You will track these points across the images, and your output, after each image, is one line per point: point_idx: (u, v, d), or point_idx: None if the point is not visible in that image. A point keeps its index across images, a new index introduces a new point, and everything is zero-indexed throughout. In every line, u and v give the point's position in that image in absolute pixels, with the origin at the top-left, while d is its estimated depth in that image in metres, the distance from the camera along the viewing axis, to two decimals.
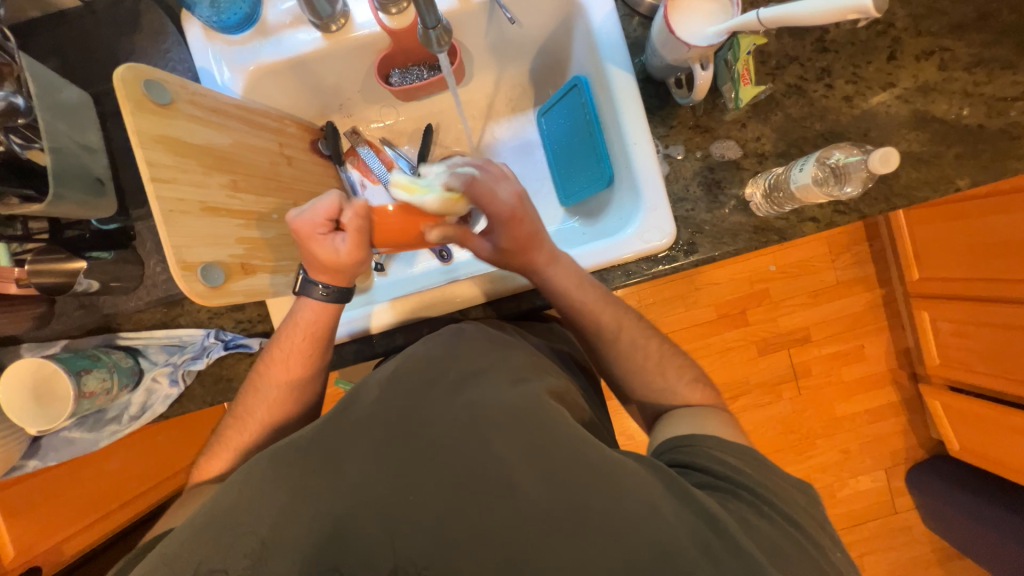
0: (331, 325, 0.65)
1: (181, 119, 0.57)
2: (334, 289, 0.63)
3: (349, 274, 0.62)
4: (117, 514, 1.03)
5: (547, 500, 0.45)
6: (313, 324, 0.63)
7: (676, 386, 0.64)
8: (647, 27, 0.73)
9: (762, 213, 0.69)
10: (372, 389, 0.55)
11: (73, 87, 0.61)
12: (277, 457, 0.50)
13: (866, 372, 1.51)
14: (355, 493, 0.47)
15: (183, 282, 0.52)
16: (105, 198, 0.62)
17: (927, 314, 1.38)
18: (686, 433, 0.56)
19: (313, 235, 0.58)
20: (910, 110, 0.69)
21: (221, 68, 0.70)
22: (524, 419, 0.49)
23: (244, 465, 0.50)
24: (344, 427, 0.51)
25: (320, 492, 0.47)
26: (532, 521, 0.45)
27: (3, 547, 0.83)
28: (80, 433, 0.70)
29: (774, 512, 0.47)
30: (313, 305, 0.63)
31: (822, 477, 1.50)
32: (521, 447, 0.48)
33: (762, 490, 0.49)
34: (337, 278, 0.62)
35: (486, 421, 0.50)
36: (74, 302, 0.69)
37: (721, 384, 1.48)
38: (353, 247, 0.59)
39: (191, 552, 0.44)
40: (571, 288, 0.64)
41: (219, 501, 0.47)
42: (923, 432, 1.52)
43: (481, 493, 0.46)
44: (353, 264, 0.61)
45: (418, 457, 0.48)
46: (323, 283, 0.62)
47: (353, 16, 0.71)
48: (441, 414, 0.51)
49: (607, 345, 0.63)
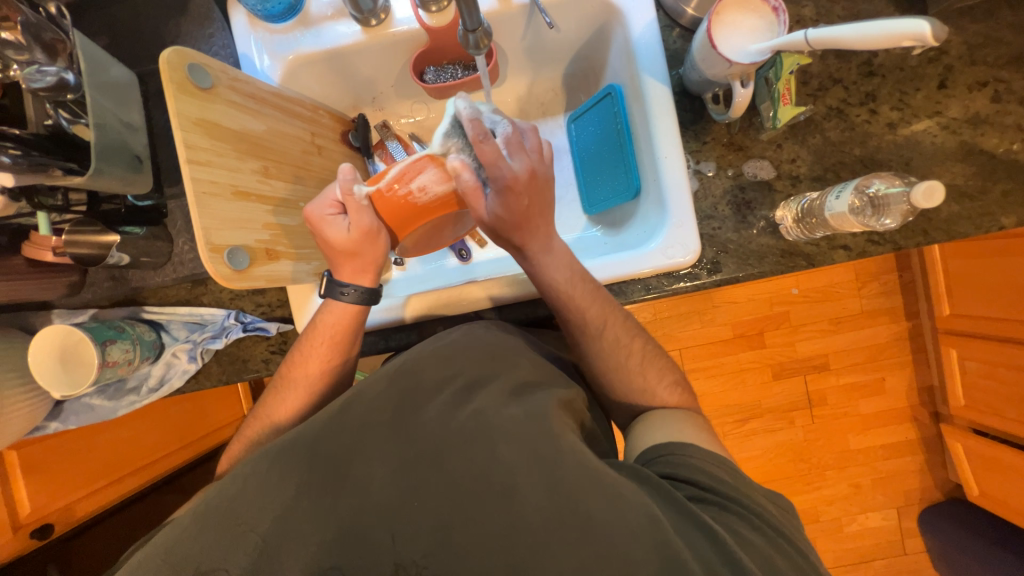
0: (352, 328, 0.65)
1: (220, 104, 0.58)
2: (365, 290, 0.64)
3: (369, 260, 0.63)
4: (129, 479, 1.05)
5: (551, 508, 0.45)
6: (334, 326, 0.64)
7: (663, 391, 0.63)
8: (687, 39, 0.72)
9: (791, 237, 0.68)
10: (378, 382, 0.55)
11: (120, 66, 0.63)
12: (286, 449, 0.50)
13: (885, 406, 1.46)
14: (361, 485, 0.48)
15: (209, 263, 0.53)
16: (142, 175, 0.63)
17: (955, 352, 1.32)
18: (665, 441, 0.54)
19: (322, 218, 0.59)
20: (957, 141, 0.67)
21: (262, 55, 0.71)
22: (533, 425, 0.49)
23: (254, 456, 0.51)
24: (352, 418, 0.52)
25: (327, 484, 0.48)
26: (533, 531, 0.44)
27: (19, 501, 0.87)
28: (100, 400, 0.72)
29: (766, 526, 0.46)
30: (343, 308, 0.64)
31: (830, 510, 1.46)
32: (528, 453, 0.47)
33: (746, 500, 0.48)
34: (362, 270, 0.63)
35: (496, 427, 0.49)
36: (104, 273, 0.70)
37: (732, 406, 1.45)
38: (363, 226, 0.59)
39: (199, 538, 0.45)
40: (562, 280, 0.62)
41: (229, 491, 0.48)
42: (941, 473, 1.47)
43: (486, 500, 0.46)
44: (365, 246, 0.61)
45: (426, 458, 0.48)
46: (351, 284, 0.63)
47: (393, 12, 0.72)
48: (452, 416, 0.51)
49: (613, 347, 0.63)
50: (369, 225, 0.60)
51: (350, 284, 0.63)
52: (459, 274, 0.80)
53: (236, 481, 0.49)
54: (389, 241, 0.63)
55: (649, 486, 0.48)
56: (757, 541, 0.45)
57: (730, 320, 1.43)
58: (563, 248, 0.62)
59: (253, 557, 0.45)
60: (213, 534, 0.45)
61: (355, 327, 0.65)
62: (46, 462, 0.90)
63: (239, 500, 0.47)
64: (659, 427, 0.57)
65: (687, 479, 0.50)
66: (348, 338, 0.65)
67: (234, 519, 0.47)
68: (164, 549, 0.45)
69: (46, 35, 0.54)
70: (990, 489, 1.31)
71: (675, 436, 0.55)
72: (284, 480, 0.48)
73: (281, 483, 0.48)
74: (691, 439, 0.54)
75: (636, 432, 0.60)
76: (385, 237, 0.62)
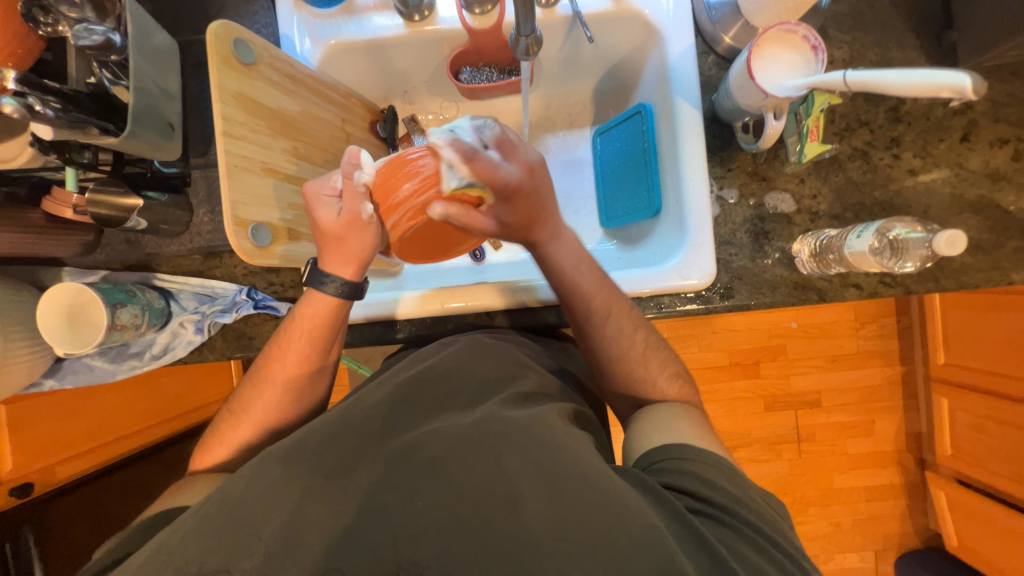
0: (332, 322, 0.62)
1: (260, 80, 0.58)
2: (345, 284, 0.60)
3: (350, 252, 0.58)
4: (109, 447, 1.03)
5: (553, 518, 0.44)
6: (313, 319, 0.61)
7: (663, 381, 0.62)
8: (721, 67, 0.73)
9: (806, 270, 0.68)
10: (380, 391, 0.57)
11: (163, 33, 0.63)
12: (290, 457, 0.49)
13: (872, 449, 1.47)
14: (365, 485, 0.48)
15: (233, 236, 0.54)
16: (172, 142, 0.63)
17: (946, 402, 1.34)
18: (659, 445, 0.54)
19: (318, 196, 0.57)
20: (975, 194, 0.68)
21: (303, 39, 0.72)
22: (538, 436, 0.49)
23: (255, 458, 0.50)
24: (356, 419, 0.53)
25: (331, 488, 0.47)
26: (537, 542, 0.43)
27: (3, 457, 0.85)
28: (101, 362, 0.72)
29: (764, 540, 0.45)
30: (322, 299, 0.60)
31: (809, 547, 1.47)
32: (534, 467, 0.47)
33: (742, 510, 0.47)
34: (348, 265, 0.59)
35: (498, 435, 0.50)
36: (120, 235, 0.70)
37: (722, 433, 1.45)
38: (352, 213, 0.56)
39: (194, 541, 0.44)
40: (570, 266, 0.62)
41: (227, 493, 0.47)
42: (922, 521, 1.47)
43: (489, 508, 0.45)
44: (352, 234, 0.57)
45: (427, 464, 0.48)
46: (336, 278, 0.60)
47: (437, 10, 0.73)
48: (459, 424, 0.52)
49: (616, 335, 0.62)
50: (358, 212, 0.56)
51: (333, 274, 0.60)
52: (469, 277, 0.82)
53: (239, 483, 0.48)
54: (379, 233, 0.58)
55: (651, 495, 0.48)
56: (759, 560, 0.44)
57: (729, 347, 1.44)
58: (571, 235, 0.63)
59: (253, 560, 0.43)
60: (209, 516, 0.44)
61: (335, 320, 0.62)
62: (34, 420, 0.89)
63: (247, 486, 0.47)
64: (654, 428, 0.56)
65: (685, 488, 0.49)
66: (326, 336, 0.62)
67: (235, 519, 0.45)
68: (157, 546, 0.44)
69: None
70: (970, 540, 1.32)
71: (671, 438, 0.54)
72: (287, 481, 0.47)
73: (286, 484, 0.47)
74: (689, 439, 0.53)
75: (630, 433, 0.59)
76: (375, 228, 0.58)
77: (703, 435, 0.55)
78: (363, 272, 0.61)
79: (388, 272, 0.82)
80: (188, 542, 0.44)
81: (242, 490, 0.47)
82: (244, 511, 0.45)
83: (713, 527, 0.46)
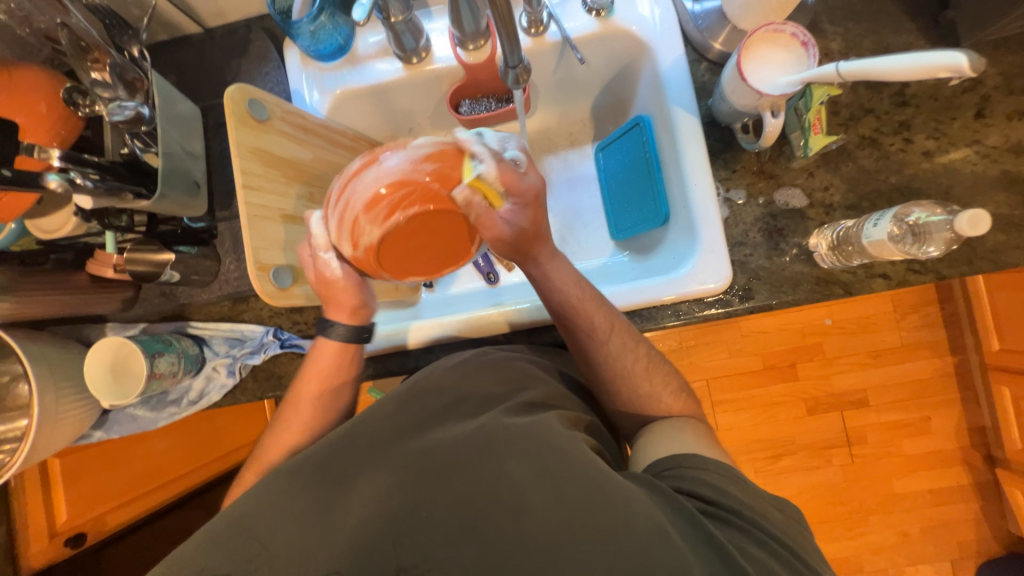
0: (342, 366, 0.64)
1: (274, 134, 0.62)
2: (349, 329, 0.63)
3: (345, 302, 0.61)
4: (158, 493, 1.06)
5: (565, 524, 0.43)
6: (326, 362, 0.63)
7: (667, 397, 0.61)
8: (714, 72, 0.74)
9: (826, 265, 0.66)
10: (386, 401, 0.56)
11: (186, 101, 0.69)
12: (300, 478, 0.50)
13: (932, 448, 1.37)
14: (372, 505, 0.47)
15: (257, 280, 0.58)
16: (198, 199, 0.68)
17: (1007, 390, 1.24)
18: (670, 454, 0.53)
19: (302, 261, 0.60)
20: (999, 170, 0.65)
21: (312, 91, 0.77)
22: (546, 451, 0.49)
23: (263, 478, 0.51)
24: (363, 439, 0.53)
25: (338, 505, 0.47)
26: (547, 547, 0.43)
27: (59, 508, 0.92)
28: (143, 411, 0.75)
29: (796, 560, 0.43)
30: (333, 344, 0.64)
31: (875, 560, 1.36)
32: (540, 479, 0.47)
33: (756, 516, 0.46)
34: (352, 317, 0.63)
35: (502, 441, 0.49)
36: (156, 289, 0.75)
37: (763, 441, 1.39)
38: (323, 274, 0.59)
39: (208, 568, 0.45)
40: (570, 284, 0.61)
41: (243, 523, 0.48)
42: (1000, 524, 1.35)
43: (501, 526, 0.45)
44: (331, 292, 0.61)
45: (440, 485, 0.48)
46: (340, 324, 0.63)
47: (433, 51, 0.77)
48: (464, 433, 0.52)
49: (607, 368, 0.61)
50: (332, 271, 0.59)
51: (335, 322, 0.63)
52: (486, 301, 0.83)
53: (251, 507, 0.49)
54: (360, 285, 0.61)
55: (663, 496, 0.46)
56: (784, 569, 0.42)
57: (760, 350, 1.39)
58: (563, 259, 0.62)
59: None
60: (232, 554, 0.45)
61: (347, 363, 0.64)
62: (84, 470, 0.94)
63: (255, 504, 0.48)
64: (664, 439, 0.56)
65: (697, 492, 0.47)
66: (341, 375, 0.64)
67: (249, 545, 0.46)
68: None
69: (128, 75, 0.61)
70: None
71: (680, 447, 0.53)
72: (295, 505, 0.48)
73: (296, 509, 0.47)
74: (697, 449, 0.52)
75: (638, 447, 0.58)
76: (348, 284, 0.60)
77: (710, 445, 0.54)
78: (365, 314, 0.64)
79: (405, 302, 0.84)
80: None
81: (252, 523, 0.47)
82: (257, 538, 0.46)
83: (726, 531, 0.44)
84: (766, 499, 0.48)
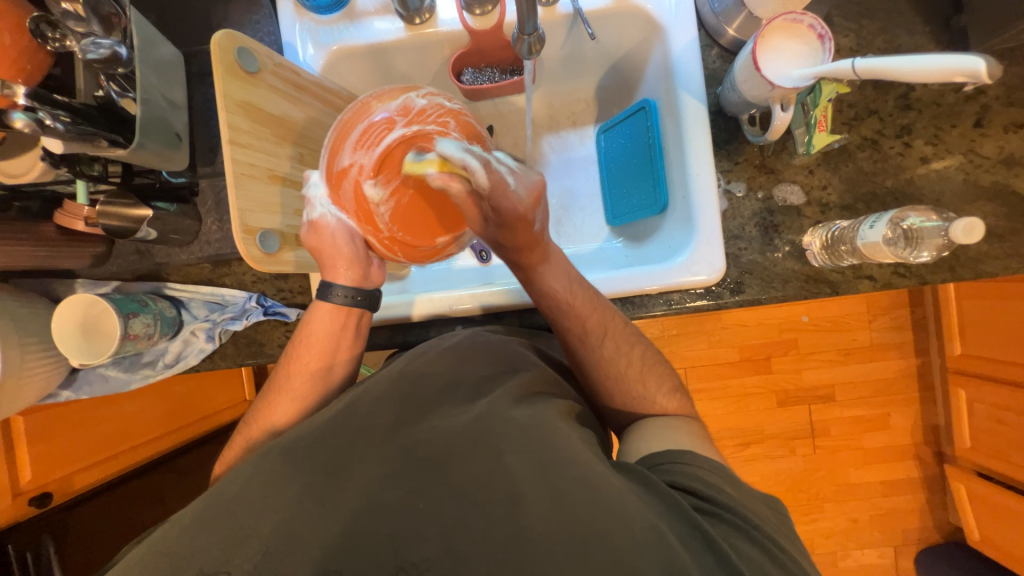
0: (334, 334, 0.63)
1: (264, 88, 0.58)
2: (354, 295, 0.63)
3: (339, 259, 0.62)
4: (129, 454, 1.04)
5: (550, 514, 0.44)
6: (318, 331, 0.63)
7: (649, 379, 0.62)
8: (725, 59, 0.73)
9: (817, 263, 0.67)
10: (378, 386, 0.56)
11: (167, 44, 0.64)
12: (285, 456, 0.49)
13: (890, 442, 1.44)
14: (362, 485, 0.47)
15: (243, 244, 0.55)
16: (179, 152, 0.64)
17: (963, 393, 1.31)
18: (665, 450, 0.54)
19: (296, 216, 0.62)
20: (989, 181, 0.67)
21: (306, 46, 0.72)
22: (534, 434, 0.49)
23: (251, 458, 0.50)
24: (351, 418, 0.52)
25: (322, 482, 0.47)
26: (531, 532, 0.44)
27: (21, 470, 0.86)
28: (115, 372, 0.72)
29: (780, 553, 0.45)
30: (327, 312, 0.63)
31: (827, 543, 1.45)
32: (529, 463, 0.47)
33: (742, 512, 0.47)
34: (352, 279, 0.63)
35: (493, 431, 0.50)
36: (131, 246, 0.71)
37: (734, 430, 1.44)
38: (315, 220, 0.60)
39: (188, 538, 0.44)
40: (560, 291, 0.60)
41: (221, 493, 0.47)
42: (941, 515, 1.45)
43: (488, 506, 0.45)
44: (326, 244, 0.61)
45: (426, 463, 0.48)
46: (341, 289, 0.62)
47: (438, 13, 0.73)
48: (454, 419, 0.52)
49: (598, 355, 0.61)
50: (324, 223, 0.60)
51: (337, 287, 0.62)
52: (475, 278, 0.79)
53: (233, 482, 0.48)
54: (348, 235, 0.61)
55: (655, 492, 0.48)
56: (763, 560, 0.44)
57: (739, 342, 1.43)
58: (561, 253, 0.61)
59: (249, 557, 0.43)
60: (210, 527, 0.44)
61: (337, 331, 0.63)
62: (51, 429, 0.90)
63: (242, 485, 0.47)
64: (654, 436, 0.57)
65: (692, 488, 0.49)
66: (332, 342, 0.63)
67: (228, 518, 0.45)
68: (152, 552, 0.43)
69: (104, 10, 0.56)
70: (991, 534, 1.29)
71: (672, 443, 0.55)
72: (279, 480, 0.47)
73: (280, 484, 0.47)
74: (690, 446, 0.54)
75: (634, 440, 0.60)
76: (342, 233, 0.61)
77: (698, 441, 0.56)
78: (371, 282, 0.65)
79: (395, 275, 0.82)
80: (186, 550, 0.43)
81: (234, 494, 0.47)
82: (239, 512, 0.45)
83: (716, 525, 0.46)
84: (746, 491, 0.50)
